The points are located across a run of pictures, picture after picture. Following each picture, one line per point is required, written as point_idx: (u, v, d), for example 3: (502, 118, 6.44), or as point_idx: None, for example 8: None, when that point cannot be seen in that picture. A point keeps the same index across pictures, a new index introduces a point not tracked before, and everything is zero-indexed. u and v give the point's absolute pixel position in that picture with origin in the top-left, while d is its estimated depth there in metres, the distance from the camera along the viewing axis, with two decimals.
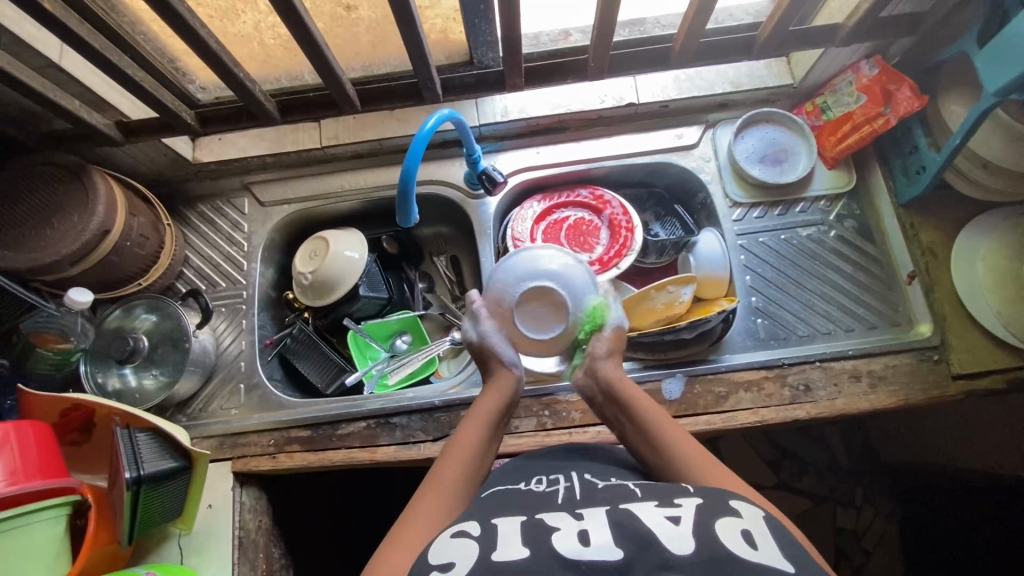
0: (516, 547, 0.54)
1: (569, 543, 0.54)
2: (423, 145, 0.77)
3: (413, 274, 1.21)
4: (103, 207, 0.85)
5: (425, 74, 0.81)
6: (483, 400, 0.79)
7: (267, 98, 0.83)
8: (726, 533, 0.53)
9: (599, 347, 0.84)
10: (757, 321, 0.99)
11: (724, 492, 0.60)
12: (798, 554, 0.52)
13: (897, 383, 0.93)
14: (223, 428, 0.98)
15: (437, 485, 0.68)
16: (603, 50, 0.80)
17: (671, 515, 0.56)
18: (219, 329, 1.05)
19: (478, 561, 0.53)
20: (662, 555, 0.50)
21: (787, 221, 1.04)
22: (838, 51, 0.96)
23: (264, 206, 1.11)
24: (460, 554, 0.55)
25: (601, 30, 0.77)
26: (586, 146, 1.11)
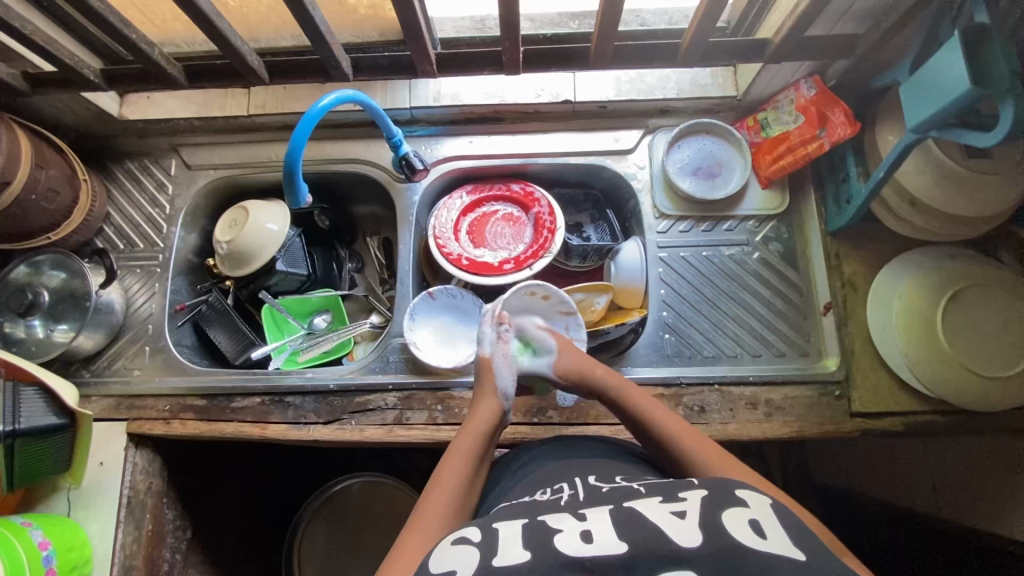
0: (516, 550, 0.55)
1: (572, 544, 0.55)
2: (311, 125, 0.75)
3: (344, 254, 1.21)
4: (4, 157, 0.84)
5: (327, 52, 0.79)
6: (464, 438, 0.75)
7: (169, 62, 0.82)
8: (730, 522, 0.55)
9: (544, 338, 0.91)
10: (664, 337, 0.97)
11: (730, 481, 0.61)
12: (803, 539, 0.54)
13: (793, 414, 0.92)
14: (123, 388, 0.99)
15: (422, 523, 0.64)
16: (514, 42, 0.77)
17: (676, 510, 0.57)
18: (132, 289, 1.05)
19: (479, 567, 0.53)
20: (668, 548, 0.52)
21: (712, 238, 1.01)
22: (778, 67, 0.92)
23: (191, 169, 1.09)
24: (462, 562, 0.55)
25: (508, 23, 0.74)
26: (521, 141, 1.08)
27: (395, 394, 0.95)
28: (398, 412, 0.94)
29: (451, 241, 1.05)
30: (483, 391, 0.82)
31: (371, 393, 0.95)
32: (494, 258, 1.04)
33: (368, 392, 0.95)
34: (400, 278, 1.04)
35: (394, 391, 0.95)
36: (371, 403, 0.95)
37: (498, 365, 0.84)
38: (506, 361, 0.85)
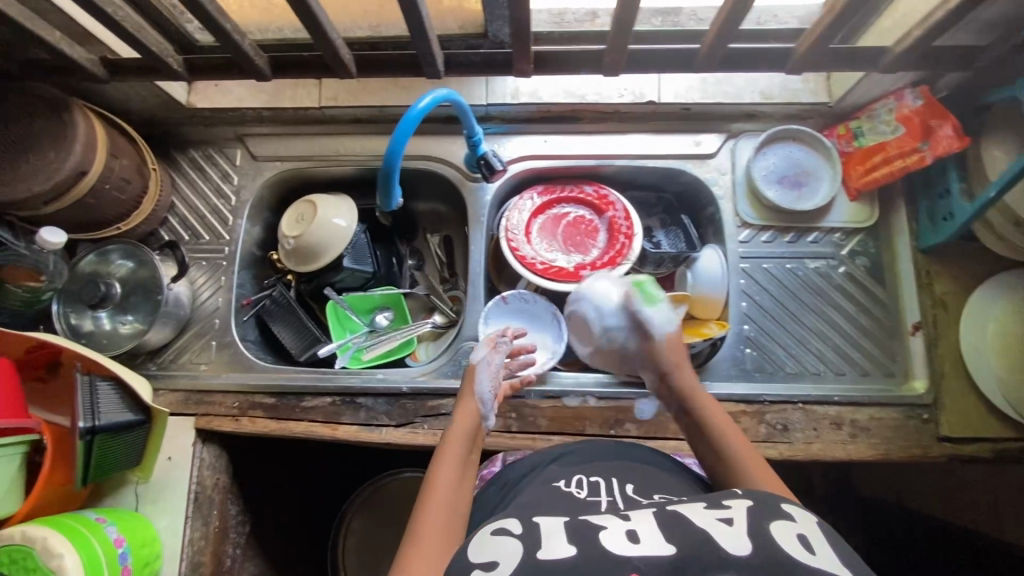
0: (561, 546, 0.55)
1: (619, 542, 0.54)
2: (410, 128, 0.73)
3: (404, 250, 1.18)
4: (81, 146, 0.81)
5: (425, 49, 0.77)
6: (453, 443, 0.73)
7: (257, 53, 0.78)
8: (780, 535, 0.53)
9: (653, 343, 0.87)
10: (745, 351, 0.95)
11: (775, 496, 0.60)
12: (857, 564, 0.51)
13: (879, 436, 0.89)
14: (191, 383, 0.97)
15: (424, 532, 0.62)
16: (621, 40, 0.73)
17: (724, 518, 0.56)
18: (197, 282, 1.03)
19: (522, 559, 0.53)
20: (718, 555, 0.51)
21: (796, 250, 0.98)
22: (880, 76, 0.89)
23: (257, 160, 1.07)
24: (503, 546, 0.57)
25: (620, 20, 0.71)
26: (598, 141, 1.04)
27: None
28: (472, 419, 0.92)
29: (523, 243, 1.02)
30: (463, 394, 0.81)
31: (443, 398, 0.93)
32: (568, 263, 1.01)
33: (440, 397, 0.93)
34: (471, 280, 1.01)
35: None
36: (443, 408, 0.93)
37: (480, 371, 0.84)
38: (487, 368, 0.84)
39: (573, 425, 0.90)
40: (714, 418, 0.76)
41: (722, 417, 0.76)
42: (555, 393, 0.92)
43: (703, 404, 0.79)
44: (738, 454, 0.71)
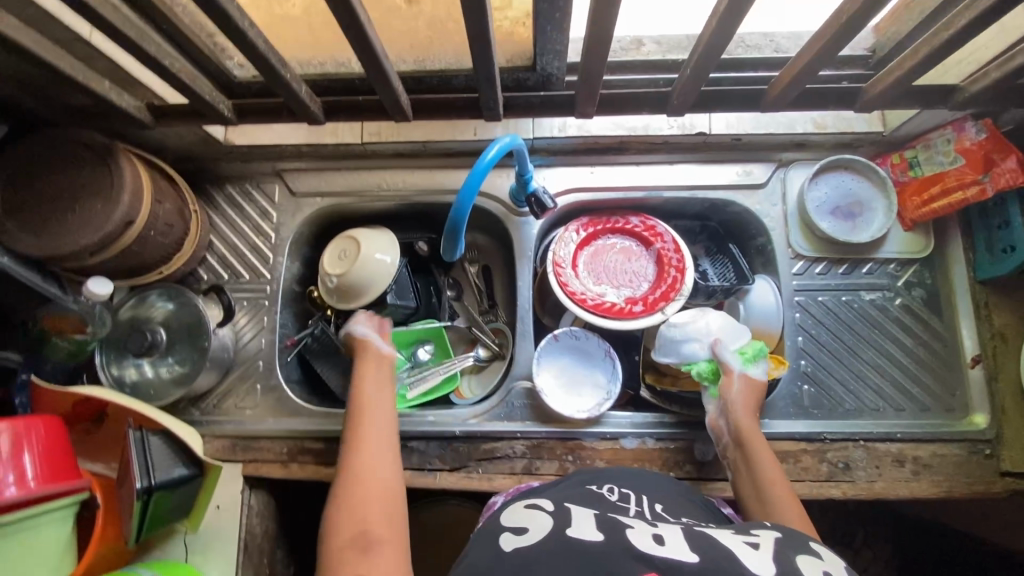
0: (590, 531, 0.60)
1: (645, 540, 0.58)
2: (479, 179, 0.77)
3: (443, 280, 1.14)
4: (129, 196, 0.78)
5: (491, 97, 0.81)
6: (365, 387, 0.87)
7: (312, 99, 0.76)
8: (804, 565, 0.54)
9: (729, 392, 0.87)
10: (802, 387, 0.93)
11: (805, 534, 0.60)
12: None
13: (941, 473, 0.88)
14: (237, 429, 0.95)
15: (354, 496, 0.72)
16: (701, 74, 0.73)
17: (750, 542, 0.58)
18: (240, 323, 1.00)
19: (553, 533, 0.60)
20: (739, 567, 0.52)
21: (851, 282, 0.97)
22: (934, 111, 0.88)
23: (295, 196, 1.04)
24: (533, 522, 0.63)
25: (696, 64, 0.71)
26: (645, 172, 1.02)
27: (522, 442, 0.91)
28: (529, 463, 0.90)
29: (570, 276, 1.00)
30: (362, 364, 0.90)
31: (498, 441, 0.91)
32: (617, 297, 0.99)
33: (494, 440, 0.91)
34: (520, 317, 1.00)
35: (521, 440, 0.91)
36: (498, 451, 0.91)
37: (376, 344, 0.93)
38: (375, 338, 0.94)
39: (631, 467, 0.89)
40: (763, 463, 0.79)
41: (772, 464, 0.79)
42: (612, 435, 0.90)
43: (754, 446, 0.81)
44: (777, 500, 0.76)
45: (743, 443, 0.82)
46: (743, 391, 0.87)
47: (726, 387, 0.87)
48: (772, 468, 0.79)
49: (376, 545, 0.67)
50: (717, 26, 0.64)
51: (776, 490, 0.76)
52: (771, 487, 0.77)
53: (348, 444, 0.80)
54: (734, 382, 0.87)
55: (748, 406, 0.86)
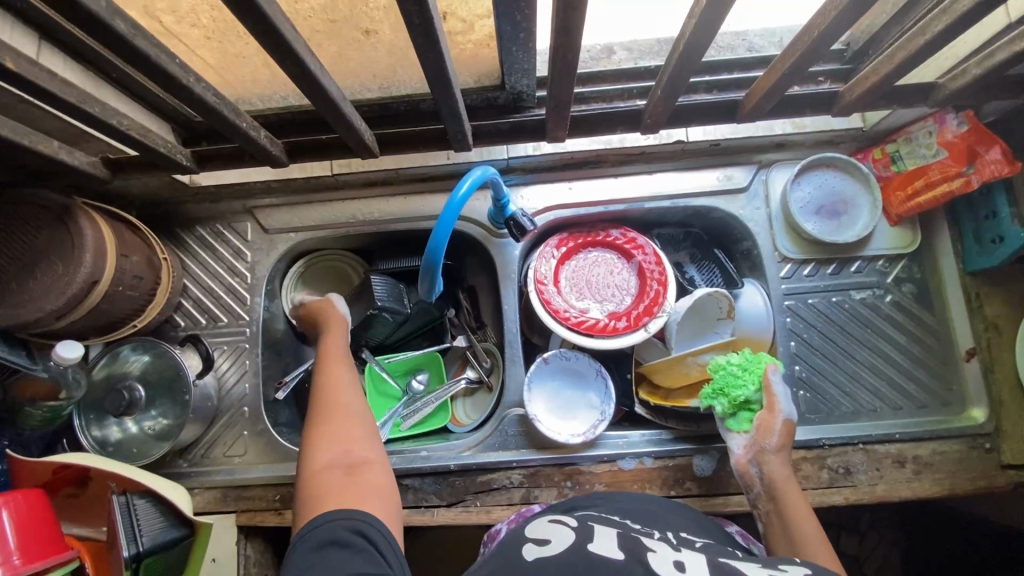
0: (612, 549, 0.58)
1: (665, 565, 0.56)
2: (455, 215, 0.75)
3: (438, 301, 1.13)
4: (91, 256, 0.75)
5: (456, 128, 0.77)
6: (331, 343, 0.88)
7: (273, 142, 0.73)
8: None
9: (768, 441, 0.81)
10: (798, 393, 0.92)
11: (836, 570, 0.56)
12: None
13: (942, 471, 0.87)
14: (227, 478, 0.93)
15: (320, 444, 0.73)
16: (673, 92, 0.71)
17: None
18: (222, 369, 0.98)
19: (574, 545, 0.59)
20: None
21: (840, 282, 0.95)
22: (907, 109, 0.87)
23: (268, 232, 1.01)
24: (554, 534, 0.63)
25: (667, 82, 0.69)
26: (624, 184, 1.00)
27: (519, 472, 0.89)
28: (528, 493, 0.88)
29: (553, 293, 0.98)
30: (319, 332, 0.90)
31: (494, 473, 0.89)
32: (601, 312, 0.97)
33: (491, 472, 0.90)
34: (508, 344, 0.97)
35: (518, 469, 0.90)
36: (495, 482, 0.89)
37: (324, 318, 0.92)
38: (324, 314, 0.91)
39: (631, 489, 0.87)
40: (799, 520, 0.75)
41: (805, 517, 0.75)
42: (609, 457, 0.89)
43: (789, 500, 0.77)
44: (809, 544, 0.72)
45: (778, 498, 0.78)
46: (781, 435, 0.81)
47: (763, 429, 0.81)
48: (802, 511, 0.75)
49: (359, 469, 0.70)
50: (685, 49, 0.61)
51: (812, 544, 0.71)
52: (806, 542, 0.72)
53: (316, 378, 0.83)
54: (773, 421, 0.81)
55: (784, 452, 0.81)
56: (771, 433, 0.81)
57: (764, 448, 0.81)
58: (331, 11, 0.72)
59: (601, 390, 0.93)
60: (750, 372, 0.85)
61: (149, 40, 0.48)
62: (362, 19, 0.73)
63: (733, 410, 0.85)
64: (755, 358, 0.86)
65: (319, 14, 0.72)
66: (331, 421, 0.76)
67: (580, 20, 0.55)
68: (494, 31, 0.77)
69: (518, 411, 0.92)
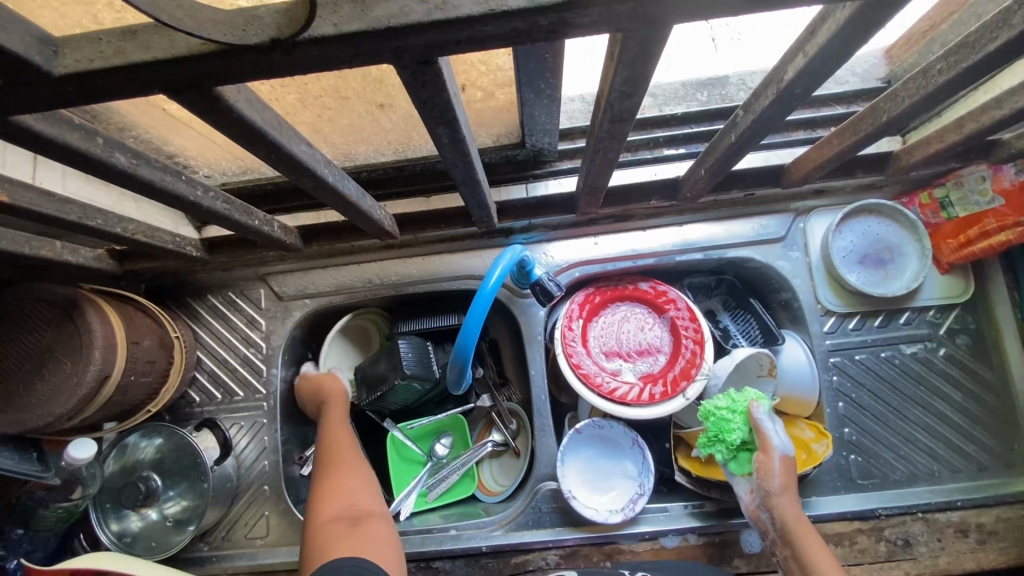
0: None
1: None
2: (485, 304, 0.73)
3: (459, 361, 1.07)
4: (101, 351, 0.72)
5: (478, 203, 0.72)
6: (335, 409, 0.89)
7: (287, 232, 0.71)
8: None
9: (771, 482, 0.74)
10: (849, 458, 0.86)
11: None
12: None
13: (1009, 539, 0.82)
14: (249, 563, 0.89)
15: (327, 495, 0.73)
16: (722, 168, 0.66)
17: None
18: (240, 445, 0.94)
19: None
20: None
21: (889, 335, 0.90)
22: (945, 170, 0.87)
23: (283, 300, 0.97)
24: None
25: (716, 159, 0.64)
26: (653, 236, 0.96)
27: (555, 552, 0.85)
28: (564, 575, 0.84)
29: (582, 356, 0.93)
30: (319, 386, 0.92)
31: (529, 553, 0.85)
32: (633, 373, 0.92)
33: (525, 552, 0.85)
34: (538, 411, 0.92)
35: (554, 549, 0.85)
36: (529, 564, 0.85)
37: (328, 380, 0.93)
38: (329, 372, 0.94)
39: None
40: (816, 558, 0.68)
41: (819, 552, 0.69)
42: (651, 535, 0.84)
43: (805, 542, 0.70)
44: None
45: (793, 539, 0.71)
46: (781, 470, 0.75)
47: (763, 473, 0.75)
48: (819, 551, 0.69)
49: (364, 521, 0.69)
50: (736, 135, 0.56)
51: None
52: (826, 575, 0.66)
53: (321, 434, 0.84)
54: (772, 462, 0.75)
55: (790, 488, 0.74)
56: (772, 471, 0.75)
57: (766, 490, 0.75)
58: (343, 89, 0.67)
59: (641, 457, 0.87)
60: (739, 413, 0.78)
61: (152, 168, 0.45)
62: (377, 95, 0.69)
63: (733, 454, 0.78)
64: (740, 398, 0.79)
65: (330, 92, 0.67)
66: (336, 473, 0.77)
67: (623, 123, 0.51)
68: (516, 98, 0.73)
69: (550, 485, 0.87)
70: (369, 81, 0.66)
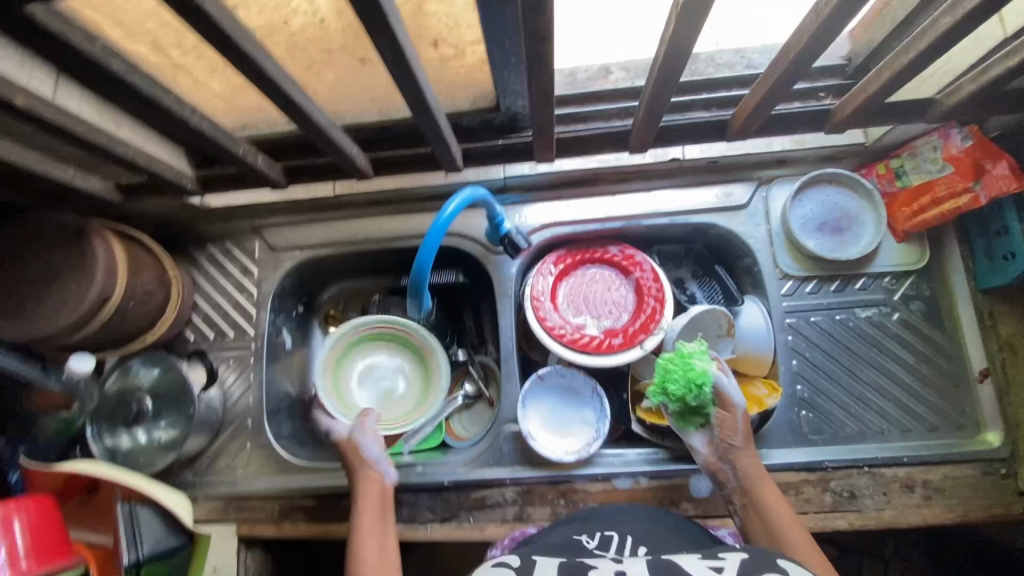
0: None
1: None
2: (438, 235, 0.76)
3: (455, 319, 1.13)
4: (102, 273, 0.80)
5: (441, 143, 0.79)
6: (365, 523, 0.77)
7: (269, 166, 0.78)
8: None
9: (735, 438, 0.79)
10: (800, 414, 0.90)
11: (771, 551, 0.59)
12: None
13: (956, 496, 0.84)
14: (230, 489, 0.95)
15: None
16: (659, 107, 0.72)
17: (714, 565, 0.57)
18: (227, 382, 1.01)
19: None
20: None
21: (844, 299, 0.93)
22: (912, 124, 0.86)
23: (275, 251, 1.05)
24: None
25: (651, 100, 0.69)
26: (622, 201, 1.01)
27: (513, 488, 0.90)
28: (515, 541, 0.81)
29: (550, 311, 0.98)
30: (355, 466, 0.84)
31: (487, 489, 0.90)
32: (597, 328, 0.97)
33: (484, 488, 0.90)
34: (504, 359, 0.98)
35: (511, 486, 0.90)
36: (488, 499, 0.90)
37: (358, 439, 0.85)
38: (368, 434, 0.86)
39: None
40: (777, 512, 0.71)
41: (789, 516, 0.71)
42: (603, 476, 0.88)
43: (763, 493, 0.74)
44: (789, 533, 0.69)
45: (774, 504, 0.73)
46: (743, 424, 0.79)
47: (727, 430, 0.80)
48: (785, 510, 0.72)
49: None
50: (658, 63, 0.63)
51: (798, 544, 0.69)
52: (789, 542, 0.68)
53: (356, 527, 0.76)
54: (734, 420, 0.80)
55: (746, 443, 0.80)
56: (736, 425, 0.79)
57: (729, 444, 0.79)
58: (327, 42, 0.74)
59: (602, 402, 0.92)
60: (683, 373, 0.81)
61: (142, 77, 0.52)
62: (357, 49, 0.76)
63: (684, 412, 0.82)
64: (689, 355, 0.82)
65: (314, 44, 0.74)
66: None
67: (544, 40, 0.58)
68: (485, 56, 0.79)
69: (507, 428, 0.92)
70: (349, 34, 0.73)
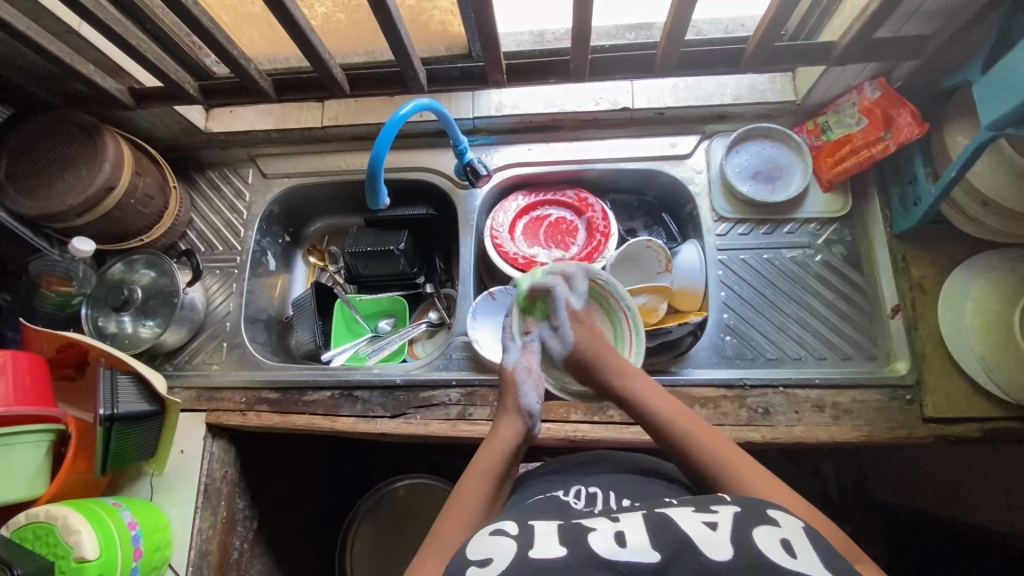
0: (552, 545, 0.53)
1: (604, 542, 0.53)
2: (393, 131, 0.86)
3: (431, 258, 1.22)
4: (109, 164, 0.91)
5: (407, 65, 0.90)
6: (504, 422, 0.79)
7: (261, 76, 0.93)
8: (762, 540, 0.51)
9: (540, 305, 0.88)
10: (725, 339, 0.98)
11: (762, 500, 0.58)
12: (840, 564, 0.50)
13: (863, 418, 0.89)
14: (204, 380, 1.04)
15: (443, 531, 0.66)
16: (585, 37, 0.83)
17: (708, 521, 0.54)
18: (211, 289, 1.12)
19: (515, 559, 0.52)
20: (699, 560, 0.50)
21: (773, 241, 1.02)
22: (842, 71, 0.94)
23: (267, 177, 1.17)
24: (498, 550, 0.54)
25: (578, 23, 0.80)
26: (579, 147, 1.11)
27: (458, 390, 0.98)
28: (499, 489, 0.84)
29: (506, 240, 1.08)
30: (503, 411, 0.81)
31: (435, 388, 0.98)
32: (548, 258, 1.07)
33: (432, 388, 0.99)
34: (462, 279, 1.08)
35: (457, 387, 0.98)
36: (435, 398, 0.98)
37: (522, 381, 0.83)
38: (528, 374, 0.84)
39: (558, 412, 0.94)
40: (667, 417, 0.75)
41: (689, 421, 0.73)
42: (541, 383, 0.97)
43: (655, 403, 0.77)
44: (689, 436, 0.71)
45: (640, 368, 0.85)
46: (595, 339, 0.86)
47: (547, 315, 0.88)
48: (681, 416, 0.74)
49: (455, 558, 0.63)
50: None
51: (689, 430, 0.72)
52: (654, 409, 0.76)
53: (474, 466, 0.74)
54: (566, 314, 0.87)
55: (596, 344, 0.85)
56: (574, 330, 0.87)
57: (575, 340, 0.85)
58: None
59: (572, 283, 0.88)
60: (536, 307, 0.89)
61: None
62: None
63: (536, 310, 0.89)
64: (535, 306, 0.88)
65: None
66: (461, 512, 0.68)
67: None
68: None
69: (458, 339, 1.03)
70: None
